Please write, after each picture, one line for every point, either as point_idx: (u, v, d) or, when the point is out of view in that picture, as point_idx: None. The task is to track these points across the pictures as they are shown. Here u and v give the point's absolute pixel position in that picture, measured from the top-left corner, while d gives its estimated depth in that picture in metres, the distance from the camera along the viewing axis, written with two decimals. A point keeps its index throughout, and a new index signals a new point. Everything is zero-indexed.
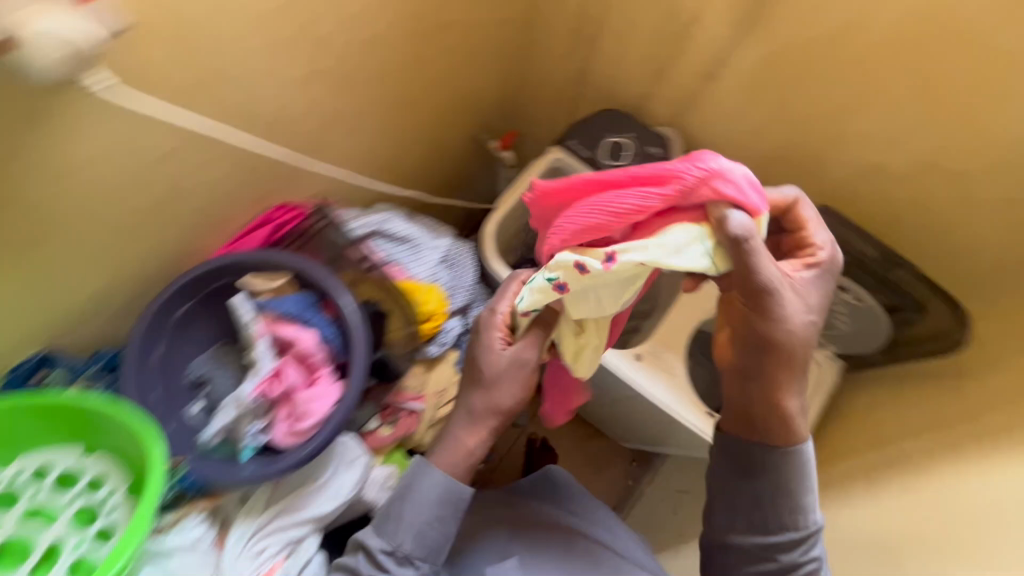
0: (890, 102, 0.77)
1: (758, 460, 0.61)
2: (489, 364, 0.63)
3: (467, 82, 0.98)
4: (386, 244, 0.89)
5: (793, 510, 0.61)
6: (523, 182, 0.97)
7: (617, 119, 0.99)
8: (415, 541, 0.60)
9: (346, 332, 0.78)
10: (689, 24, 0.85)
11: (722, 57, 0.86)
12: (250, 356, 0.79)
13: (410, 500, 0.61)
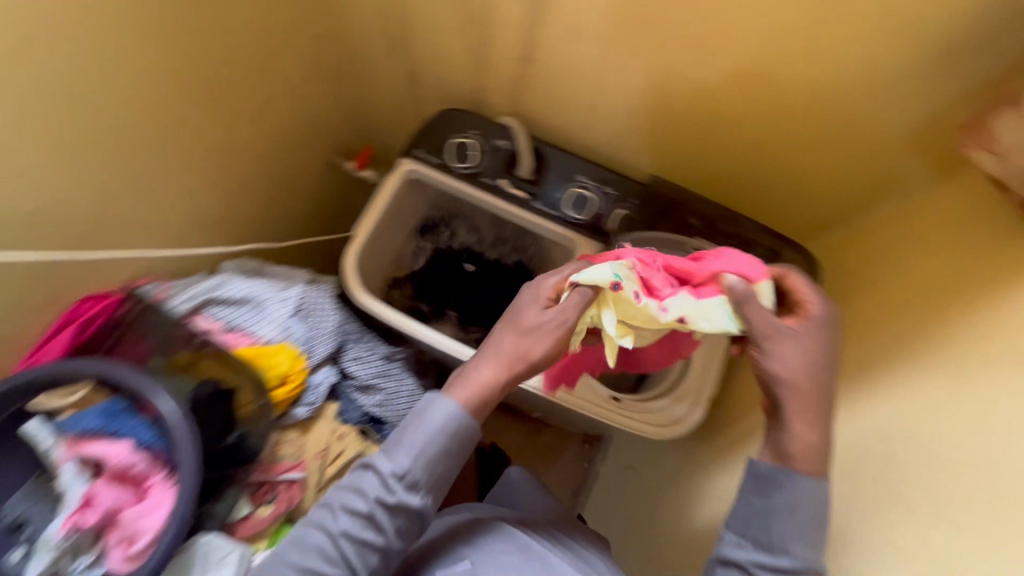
0: (730, 69, 0.80)
1: (780, 486, 0.62)
2: (531, 313, 0.66)
3: (273, 108, 1.07)
4: (222, 310, 0.92)
5: (802, 543, 0.61)
6: (384, 200, 1.16)
7: (457, 120, 1.14)
8: (420, 467, 0.62)
9: (165, 433, 0.70)
10: (480, 14, 0.91)
11: (525, 43, 0.93)
12: (59, 486, 0.70)
13: (418, 425, 0.63)
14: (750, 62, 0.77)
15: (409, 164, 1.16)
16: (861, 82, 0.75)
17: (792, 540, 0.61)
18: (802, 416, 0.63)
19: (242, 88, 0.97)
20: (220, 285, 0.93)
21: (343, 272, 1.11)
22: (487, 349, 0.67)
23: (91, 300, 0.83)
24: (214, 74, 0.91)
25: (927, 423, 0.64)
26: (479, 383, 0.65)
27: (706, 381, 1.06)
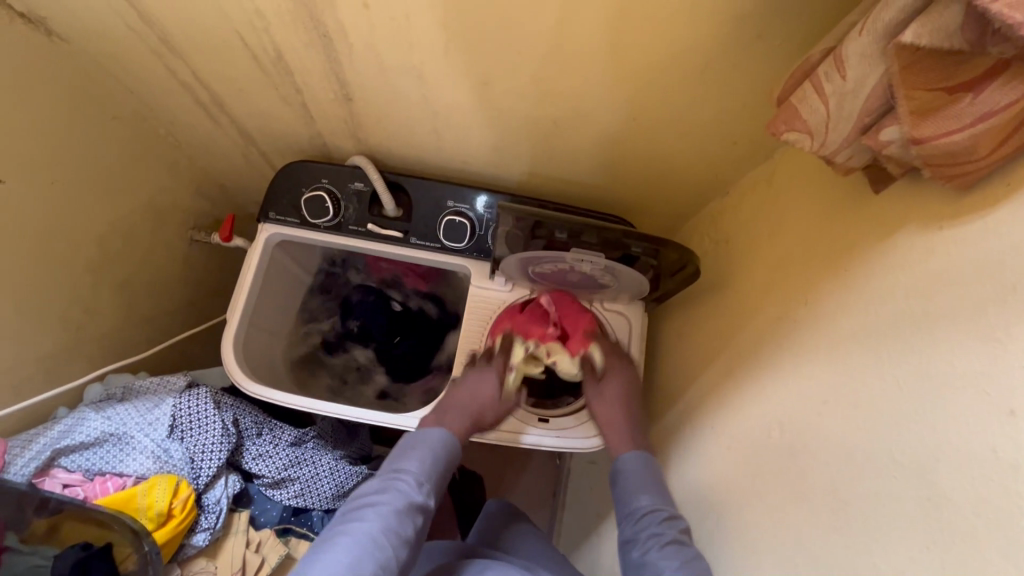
0: (551, 76, 0.73)
1: (620, 470, 0.89)
2: (486, 375, 0.98)
3: (90, 209, 0.95)
4: (81, 457, 0.83)
5: (646, 493, 0.83)
6: (249, 273, 1.05)
7: (305, 170, 1.04)
8: (433, 476, 0.84)
9: None
10: (276, 63, 0.81)
11: (337, 83, 0.84)
12: None
13: (422, 446, 0.87)
14: (562, 65, 0.71)
15: (269, 231, 1.06)
16: (684, 70, 0.69)
17: (642, 488, 0.84)
18: (617, 440, 0.93)
19: (31, 205, 0.84)
20: (75, 421, 0.83)
21: (227, 364, 1.00)
22: (462, 398, 0.95)
23: None
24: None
25: (816, 415, 0.61)
26: (458, 428, 0.93)
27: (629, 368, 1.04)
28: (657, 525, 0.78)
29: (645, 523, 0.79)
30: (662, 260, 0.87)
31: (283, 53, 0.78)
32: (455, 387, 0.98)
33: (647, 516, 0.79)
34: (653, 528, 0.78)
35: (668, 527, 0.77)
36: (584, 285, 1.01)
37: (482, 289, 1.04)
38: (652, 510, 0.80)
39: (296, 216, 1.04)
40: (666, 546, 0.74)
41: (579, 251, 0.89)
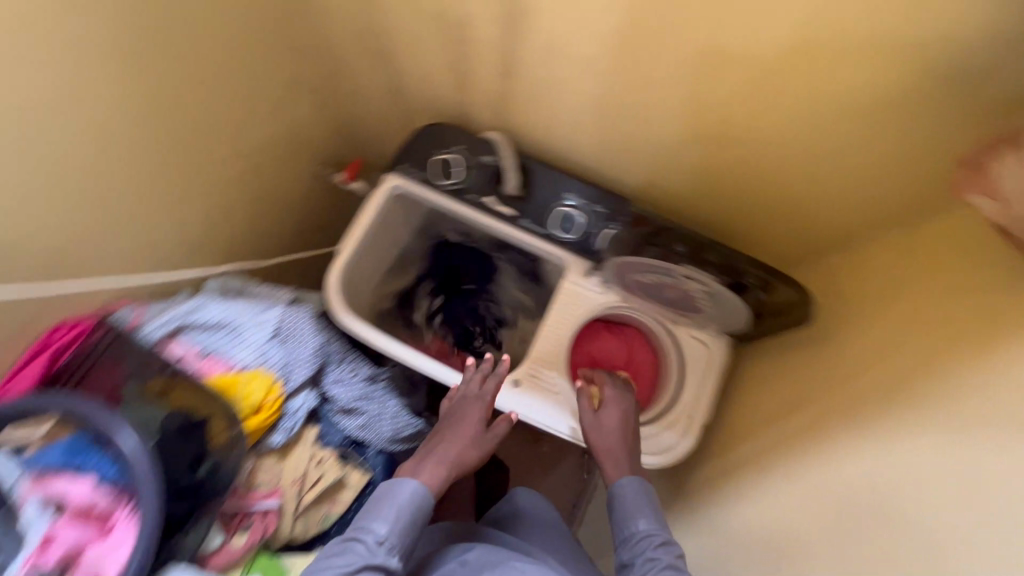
0: (726, 92, 0.75)
1: (614, 496, 0.86)
2: (471, 420, 0.92)
3: (262, 127, 1.04)
4: (200, 335, 0.92)
5: (637, 519, 0.82)
6: (367, 215, 1.12)
7: (443, 134, 1.09)
8: (398, 531, 0.76)
9: (130, 470, 0.70)
10: (463, 29, 0.87)
11: (512, 59, 0.88)
12: (14, 527, 0.68)
13: (388, 498, 0.79)
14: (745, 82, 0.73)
15: (395, 181, 1.13)
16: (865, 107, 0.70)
17: (639, 512, 0.82)
18: (608, 461, 0.91)
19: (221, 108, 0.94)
20: (196, 308, 0.92)
21: (328, 291, 1.06)
22: (442, 443, 0.88)
23: (67, 326, 0.83)
24: (192, 96, 0.88)
25: (934, 484, 0.59)
26: (438, 475, 0.85)
27: (699, 392, 1.04)
28: (650, 554, 0.77)
29: (641, 546, 0.78)
30: (772, 298, 0.90)
31: (475, 20, 0.84)
32: (439, 430, 0.92)
33: (642, 540, 0.79)
34: (646, 557, 0.77)
35: (665, 556, 0.76)
36: (677, 303, 1.05)
37: (575, 283, 1.08)
38: (648, 538, 0.79)
39: (422, 173, 1.11)
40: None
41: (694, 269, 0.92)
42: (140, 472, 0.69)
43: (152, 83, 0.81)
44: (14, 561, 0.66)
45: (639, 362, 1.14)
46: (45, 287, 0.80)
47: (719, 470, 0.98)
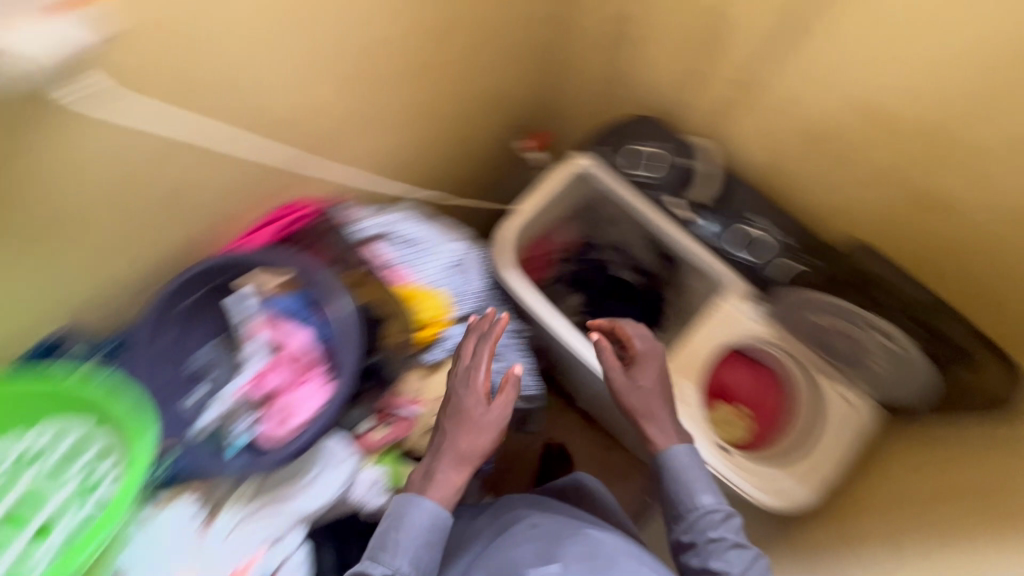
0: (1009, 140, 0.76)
1: (661, 472, 0.84)
2: (477, 415, 0.82)
3: (494, 72, 1.11)
4: (395, 245, 0.98)
5: (688, 496, 0.81)
6: (556, 180, 1.15)
7: (650, 129, 1.14)
8: (410, 561, 0.76)
9: (337, 336, 0.83)
10: (735, 28, 0.92)
11: (774, 65, 0.92)
12: (243, 353, 0.84)
13: (398, 527, 0.77)
14: None
15: (588, 161, 1.16)
16: None
17: (697, 489, 0.81)
18: (654, 424, 0.86)
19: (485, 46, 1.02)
20: (394, 223, 1.00)
21: (499, 241, 1.11)
22: (449, 449, 0.81)
23: (297, 207, 0.91)
24: (474, 34, 0.98)
25: None
26: (450, 482, 0.80)
27: (840, 443, 1.01)
28: (715, 531, 0.78)
29: (704, 525, 0.79)
30: (971, 377, 0.90)
31: (756, 22, 0.88)
32: (442, 430, 0.83)
33: (705, 520, 0.79)
34: (710, 534, 0.78)
35: (730, 534, 0.78)
36: (842, 357, 1.04)
37: (734, 306, 1.09)
38: (710, 515, 0.80)
39: (615, 158, 1.16)
40: (741, 563, 0.75)
41: (870, 314, 0.95)
42: (346, 337, 0.82)
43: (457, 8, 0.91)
44: (238, 380, 0.82)
45: (767, 405, 1.14)
46: (297, 162, 0.88)
47: (858, 534, 0.93)
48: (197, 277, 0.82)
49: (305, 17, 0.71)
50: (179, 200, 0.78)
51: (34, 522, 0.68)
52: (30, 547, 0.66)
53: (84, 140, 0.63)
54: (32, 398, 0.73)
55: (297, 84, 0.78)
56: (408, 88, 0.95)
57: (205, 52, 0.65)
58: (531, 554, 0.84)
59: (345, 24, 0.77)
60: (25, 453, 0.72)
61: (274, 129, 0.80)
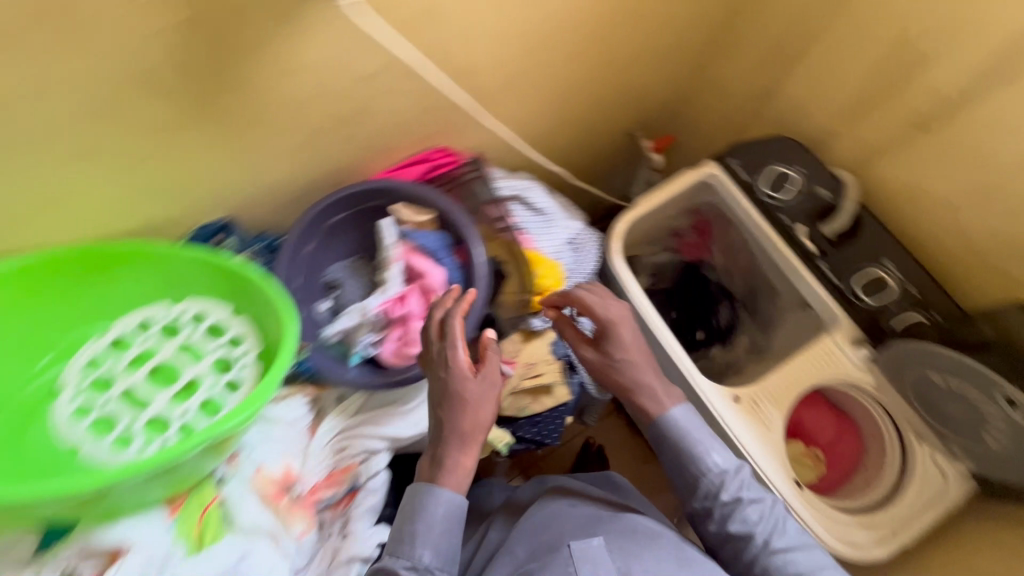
0: None
1: (670, 442, 0.83)
2: (471, 398, 0.73)
3: (652, 59, 1.13)
4: (523, 210, 1.02)
5: (696, 462, 0.82)
6: (679, 182, 1.16)
7: (791, 151, 1.11)
8: (431, 550, 0.72)
9: (471, 278, 0.87)
10: (924, 61, 0.91)
11: (952, 108, 0.90)
12: (382, 275, 0.87)
13: (415, 520, 0.72)
14: None
15: (714, 169, 1.16)
16: None
17: (708, 452, 0.82)
18: (647, 396, 0.83)
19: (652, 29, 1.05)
20: (528, 190, 1.03)
21: (611, 231, 1.14)
22: (449, 435, 0.73)
23: (445, 153, 0.96)
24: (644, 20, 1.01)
25: None
26: (462, 464, 0.74)
27: (917, 509, 0.99)
28: (731, 494, 0.80)
29: (717, 486, 0.81)
30: None
31: (949, 59, 0.87)
32: (437, 417, 0.75)
33: (716, 480, 0.81)
34: (726, 496, 0.80)
35: (746, 492, 0.80)
36: (948, 423, 0.99)
37: (836, 345, 1.07)
38: (723, 477, 0.81)
39: (747, 175, 1.13)
40: (763, 520, 0.78)
41: (981, 365, 0.87)
42: (478, 284, 0.85)
43: None
44: (371, 299, 0.84)
45: (838, 454, 1.17)
46: (463, 110, 0.92)
47: None
48: (351, 196, 0.87)
49: None
50: (365, 120, 0.82)
51: (181, 379, 0.74)
52: (172, 402, 0.72)
53: (329, 42, 0.68)
54: (197, 265, 0.77)
55: (496, 35, 0.82)
56: (577, 60, 0.99)
57: None
58: (575, 530, 0.84)
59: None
60: (171, 322, 0.79)
61: (461, 73, 0.84)
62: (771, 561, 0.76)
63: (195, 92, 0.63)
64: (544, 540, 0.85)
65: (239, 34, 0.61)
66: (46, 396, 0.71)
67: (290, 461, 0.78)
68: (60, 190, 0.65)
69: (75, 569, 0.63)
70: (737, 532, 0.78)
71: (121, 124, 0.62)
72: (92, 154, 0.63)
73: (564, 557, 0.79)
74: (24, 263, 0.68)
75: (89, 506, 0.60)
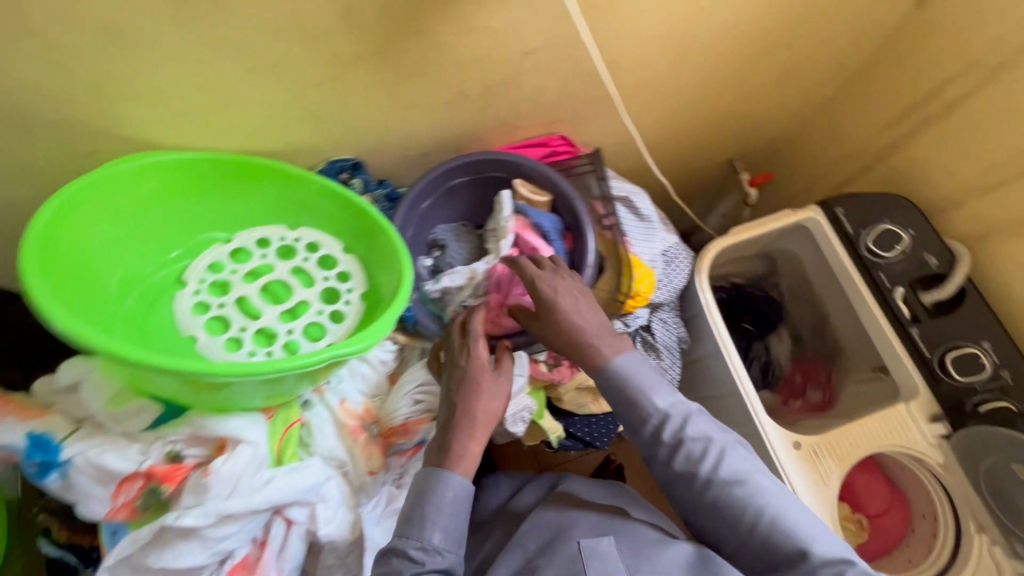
0: None
1: (621, 394, 0.77)
2: (485, 388, 0.74)
3: (775, 92, 1.12)
4: (627, 213, 1.02)
5: (642, 408, 0.76)
6: (773, 221, 1.17)
7: (903, 210, 1.09)
8: (439, 530, 0.69)
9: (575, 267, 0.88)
10: None
11: None
12: (494, 244, 0.88)
13: (423, 502, 0.69)
14: None
15: (814, 214, 1.15)
16: None
17: (650, 392, 0.77)
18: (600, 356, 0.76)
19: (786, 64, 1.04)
20: (637, 195, 1.03)
21: (703, 252, 1.14)
22: (458, 422, 0.72)
23: (565, 141, 0.98)
24: (783, 52, 1.00)
25: None
26: (472, 453, 0.72)
27: None
28: (674, 432, 0.76)
29: (665, 426, 0.76)
30: None
31: None
32: (449, 403, 0.75)
33: (663, 423, 0.76)
34: (669, 436, 0.76)
35: (691, 428, 0.76)
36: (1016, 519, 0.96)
37: (910, 416, 1.04)
38: (666, 417, 0.76)
39: (850, 226, 1.12)
40: (707, 454, 0.74)
41: None
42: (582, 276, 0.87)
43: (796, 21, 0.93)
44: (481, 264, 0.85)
45: (884, 527, 1.13)
46: (592, 102, 0.93)
47: None
48: (475, 163, 0.89)
49: None
50: (511, 92, 0.84)
51: (292, 300, 0.77)
52: (282, 319, 0.76)
53: (521, 11, 0.70)
54: (326, 197, 0.79)
55: (648, 35, 0.83)
56: (713, 78, 1.00)
57: None
58: (587, 528, 0.82)
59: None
60: (288, 245, 0.81)
61: (605, 66, 0.85)
62: (720, 492, 0.73)
63: (393, 34, 0.66)
64: (551, 529, 0.83)
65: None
66: (172, 285, 0.75)
67: (370, 400, 0.81)
68: (239, 94, 0.67)
69: (181, 452, 0.60)
70: (680, 466, 0.75)
71: (319, 47, 0.64)
72: (282, 69, 0.65)
73: (573, 556, 0.77)
74: (187, 160, 0.70)
75: (199, 394, 0.59)
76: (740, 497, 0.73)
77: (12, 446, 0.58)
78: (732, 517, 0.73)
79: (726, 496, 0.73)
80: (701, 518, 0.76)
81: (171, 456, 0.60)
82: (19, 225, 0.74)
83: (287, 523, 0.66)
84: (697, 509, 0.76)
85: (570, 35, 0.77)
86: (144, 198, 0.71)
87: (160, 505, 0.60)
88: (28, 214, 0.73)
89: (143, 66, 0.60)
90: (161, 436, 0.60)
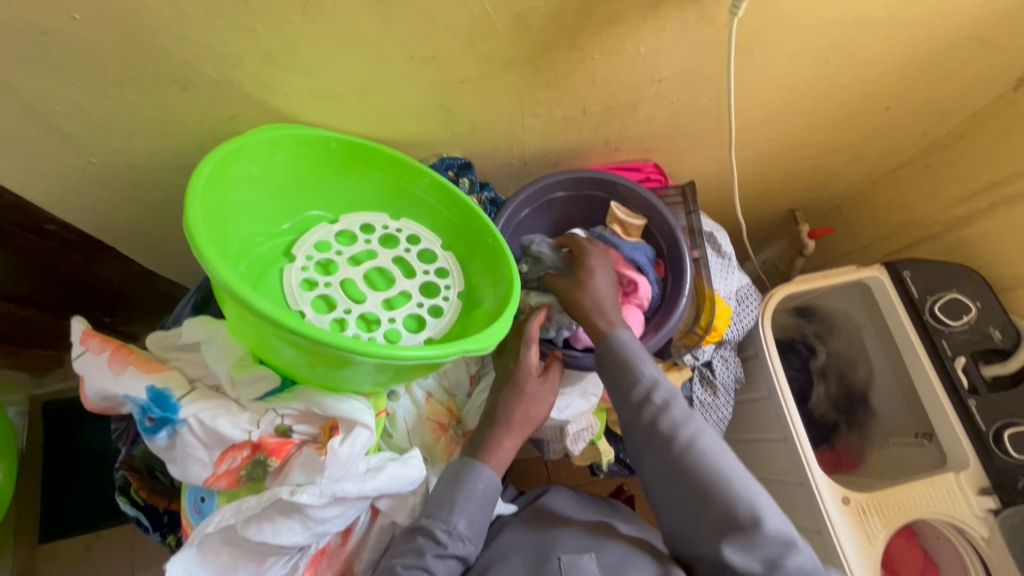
0: None
1: (614, 356, 0.73)
2: (529, 392, 0.74)
3: (857, 149, 1.15)
4: (711, 251, 1.04)
5: (633, 371, 0.72)
6: (838, 275, 1.18)
7: (970, 281, 1.11)
8: (463, 518, 0.68)
9: (665, 295, 0.89)
10: None
11: None
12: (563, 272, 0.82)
13: (456, 489, 0.68)
14: None
15: (878, 273, 1.16)
16: None
17: (645, 359, 0.73)
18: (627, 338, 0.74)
19: (876, 125, 1.07)
20: (718, 231, 1.05)
21: (768, 296, 1.16)
22: (502, 419, 0.73)
23: (658, 170, 0.98)
24: (877, 114, 1.03)
25: None
26: (507, 454, 0.73)
27: None
28: (663, 403, 0.71)
29: (654, 394, 0.71)
30: None
31: None
32: (491, 401, 0.76)
33: (653, 392, 0.71)
34: (653, 400, 0.71)
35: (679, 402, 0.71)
36: None
37: (959, 486, 1.04)
38: (657, 387, 0.72)
39: (912, 289, 1.12)
40: (694, 432, 0.70)
41: None
42: (674, 309, 0.86)
43: (898, 86, 0.96)
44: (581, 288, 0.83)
45: None
46: (695, 137, 0.95)
47: None
48: (575, 179, 0.90)
49: (833, 35, 0.79)
50: (624, 116, 0.85)
51: (393, 289, 0.76)
52: (382, 308, 0.74)
53: (666, 40, 0.72)
54: (437, 191, 0.78)
55: (767, 80, 0.85)
56: (806, 130, 1.02)
57: (766, 20, 0.74)
58: (569, 544, 0.78)
59: (841, 57, 0.84)
60: (390, 233, 0.80)
61: (720, 102, 0.87)
62: (701, 469, 0.67)
63: (546, 41, 0.67)
64: (534, 545, 0.79)
65: (617, 8, 0.65)
66: (278, 257, 0.75)
67: (452, 397, 0.82)
68: (385, 80, 0.67)
69: (290, 428, 0.61)
70: (655, 429, 0.70)
71: (476, 45, 0.65)
72: (435, 61, 0.66)
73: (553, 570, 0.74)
74: (318, 137, 0.71)
75: (314, 369, 0.58)
76: (712, 469, 0.67)
77: (129, 398, 0.57)
78: (699, 486, 0.67)
79: (708, 475, 0.67)
80: (673, 500, 0.69)
81: (279, 430, 0.60)
82: (129, 173, 0.74)
83: (373, 513, 0.68)
84: (672, 492, 0.69)
85: (699, 70, 0.79)
86: (273, 169, 0.71)
87: (264, 477, 0.59)
88: (139, 163, 0.72)
89: (312, 41, 0.60)
90: (270, 408, 0.60)
